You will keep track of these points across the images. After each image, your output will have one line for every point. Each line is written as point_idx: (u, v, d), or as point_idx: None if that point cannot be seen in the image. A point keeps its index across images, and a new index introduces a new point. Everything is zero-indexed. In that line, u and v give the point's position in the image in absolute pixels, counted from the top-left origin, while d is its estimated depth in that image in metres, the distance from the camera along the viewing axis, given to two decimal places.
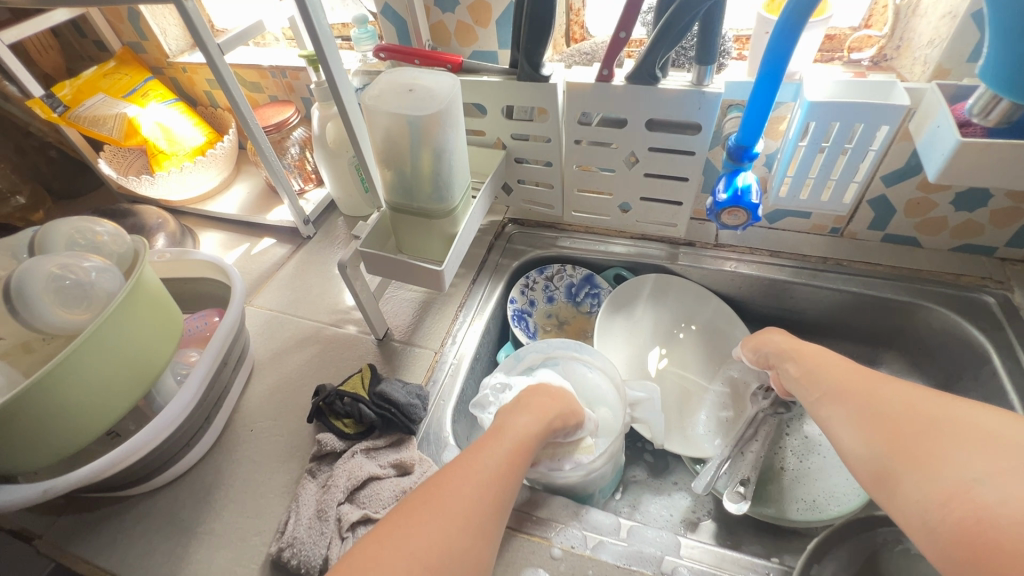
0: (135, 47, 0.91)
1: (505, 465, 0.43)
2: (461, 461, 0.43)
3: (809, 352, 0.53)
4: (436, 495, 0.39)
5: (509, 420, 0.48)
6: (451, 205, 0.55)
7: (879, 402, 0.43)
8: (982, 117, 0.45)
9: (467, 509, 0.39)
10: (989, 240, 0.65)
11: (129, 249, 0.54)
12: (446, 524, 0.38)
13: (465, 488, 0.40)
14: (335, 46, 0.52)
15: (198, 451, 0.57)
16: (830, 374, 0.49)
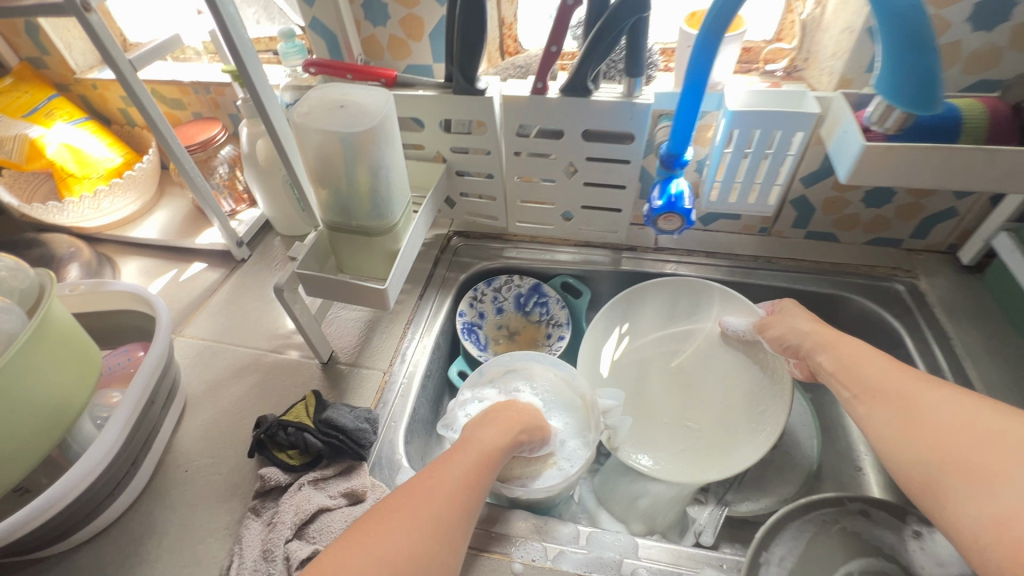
0: (36, 63, 0.84)
1: (470, 477, 0.43)
2: (425, 473, 0.42)
3: (842, 343, 0.50)
4: (398, 508, 0.39)
5: (477, 431, 0.47)
6: (392, 222, 0.54)
7: (922, 407, 0.40)
8: (880, 124, 0.49)
9: (428, 523, 0.38)
10: (897, 232, 0.71)
11: (32, 284, 0.49)
12: (405, 536, 0.37)
13: (427, 501, 0.40)
14: (260, 63, 0.50)
15: (124, 499, 0.52)
16: (861, 369, 0.46)
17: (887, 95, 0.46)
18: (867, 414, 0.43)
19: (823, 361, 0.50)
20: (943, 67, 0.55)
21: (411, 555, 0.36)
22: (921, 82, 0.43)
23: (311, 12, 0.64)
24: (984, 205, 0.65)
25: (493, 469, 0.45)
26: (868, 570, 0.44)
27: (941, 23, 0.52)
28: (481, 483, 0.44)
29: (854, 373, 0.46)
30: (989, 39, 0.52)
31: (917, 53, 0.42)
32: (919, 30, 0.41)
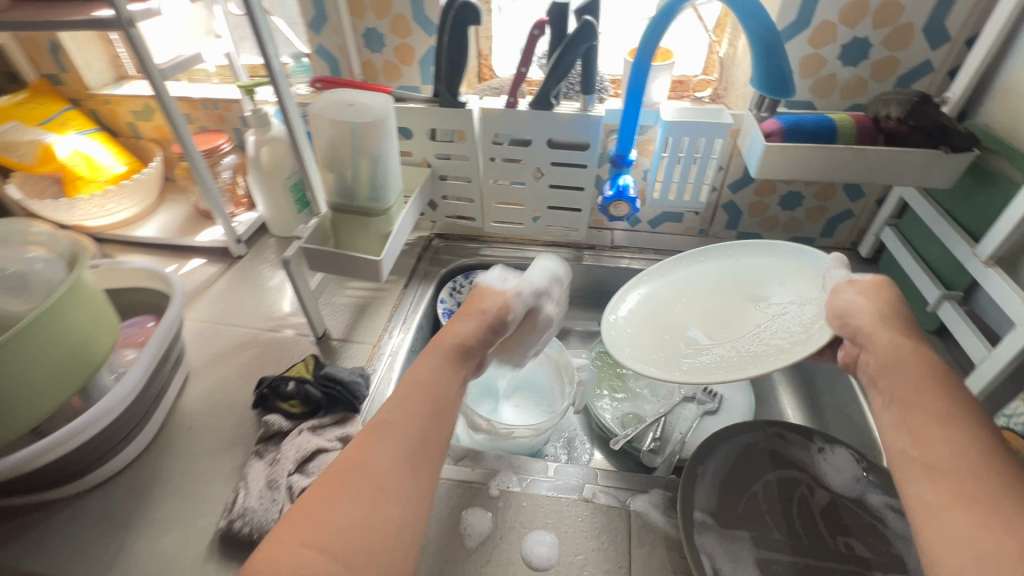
0: (52, 80, 0.92)
1: (427, 403, 0.42)
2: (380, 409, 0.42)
3: (920, 370, 0.41)
4: (360, 449, 0.38)
5: (422, 359, 0.46)
6: (386, 205, 0.63)
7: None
8: (760, 108, 0.65)
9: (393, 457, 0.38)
10: (809, 232, 0.85)
11: (67, 250, 0.55)
12: (373, 470, 0.37)
13: (386, 436, 0.39)
14: (287, 77, 0.61)
15: (134, 448, 0.57)
16: (942, 408, 0.38)
17: (763, 89, 0.58)
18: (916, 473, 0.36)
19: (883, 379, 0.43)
20: (826, 94, 0.70)
21: (380, 487, 0.36)
22: (779, 77, 0.54)
23: (318, 39, 0.75)
24: (872, 207, 0.80)
25: (454, 394, 0.45)
26: (784, 479, 0.52)
27: (819, 60, 0.68)
28: (445, 404, 0.43)
29: (926, 400, 0.39)
30: (855, 73, 0.68)
31: (768, 57, 0.54)
32: (770, 40, 0.53)
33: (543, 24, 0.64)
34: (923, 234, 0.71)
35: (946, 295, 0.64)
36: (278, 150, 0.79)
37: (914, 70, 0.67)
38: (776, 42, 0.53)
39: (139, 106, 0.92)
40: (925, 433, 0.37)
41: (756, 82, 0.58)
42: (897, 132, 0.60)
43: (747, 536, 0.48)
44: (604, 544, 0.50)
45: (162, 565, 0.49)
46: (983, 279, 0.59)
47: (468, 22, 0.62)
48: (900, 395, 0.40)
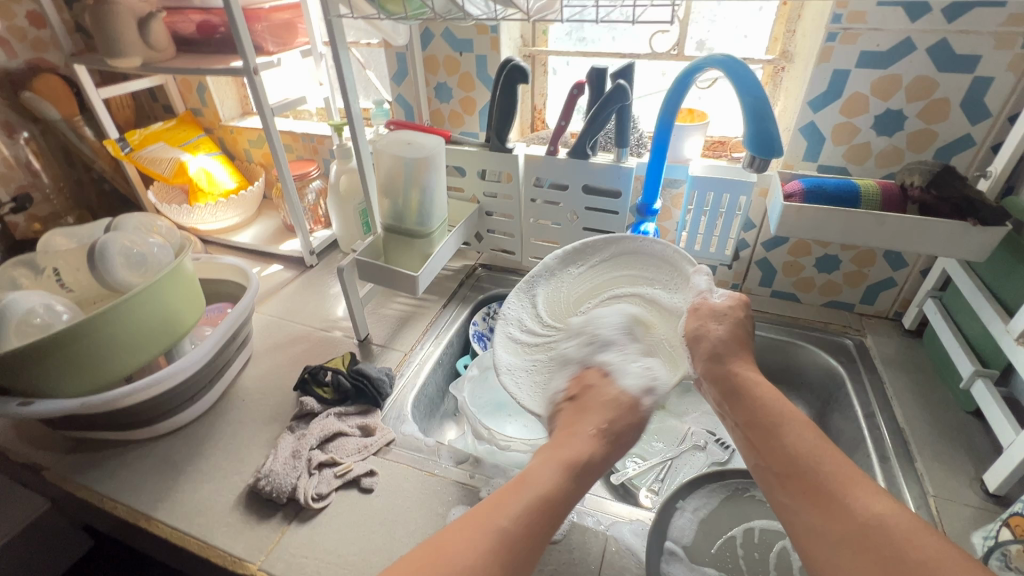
0: (196, 112, 1.14)
1: (530, 516, 0.41)
2: (480, 506, 0.42)
3: (759, 390, 0.51)
4: (449, 543, 0.38)
5: (532, 471, 0.45)
6: (429, 230, 0.73)
7: (847, 484, 0.42)
8: (749, 168, 0.59)
9: (479, 560, 0.37)
10: (848, 297, 0.83)
11: (177, 243, 0.70)
12: (453, 573, 0.36)
13: (479, 541, 0.38)
14: (361, 120, 0.70)
15: (196, 408, 0.68)
16: (791, 423, 0.48)
17: (752, 149, 0.57)
18: (790, 496, 0.44)
19: (732, 410, 0.52)
20: (861, 160, 0.71)
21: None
22: (765, 139, 0.56)
23: (399, 90, 0.89)
24: (917, 277, 0.77)
25: (558, 517, 0.43)
26: (766, 528, 0.54)
27: (852, 128, 0.70)
28: (546, 524, 0.42)
29: (763, 419, 0.49)
30: (891, 142, 0.69)
31: (756, 120, 0.56)
32: (759, 105, 0.55)
33: (583, 86, 0.72)
34: (964, 308, 0.68)
35: (980, 372, 0.62)
36: (354, 179, 0.92)
37: (954, 143, 0.66)
38: (765, 106, 0.55)
39: (255, 136, 1.11)
40: (777, 451, 0.46)
41: (743, 139, 0.58)
42: (923, 202, 0.61)
43: (715, 574, 0.51)
44: (575, 559, 0.51)
45: (198, 506, 0.58)
46: (1013, 356, 0.56)
47: (517, 81, 0.71)
48: (748, 419, 0.50)
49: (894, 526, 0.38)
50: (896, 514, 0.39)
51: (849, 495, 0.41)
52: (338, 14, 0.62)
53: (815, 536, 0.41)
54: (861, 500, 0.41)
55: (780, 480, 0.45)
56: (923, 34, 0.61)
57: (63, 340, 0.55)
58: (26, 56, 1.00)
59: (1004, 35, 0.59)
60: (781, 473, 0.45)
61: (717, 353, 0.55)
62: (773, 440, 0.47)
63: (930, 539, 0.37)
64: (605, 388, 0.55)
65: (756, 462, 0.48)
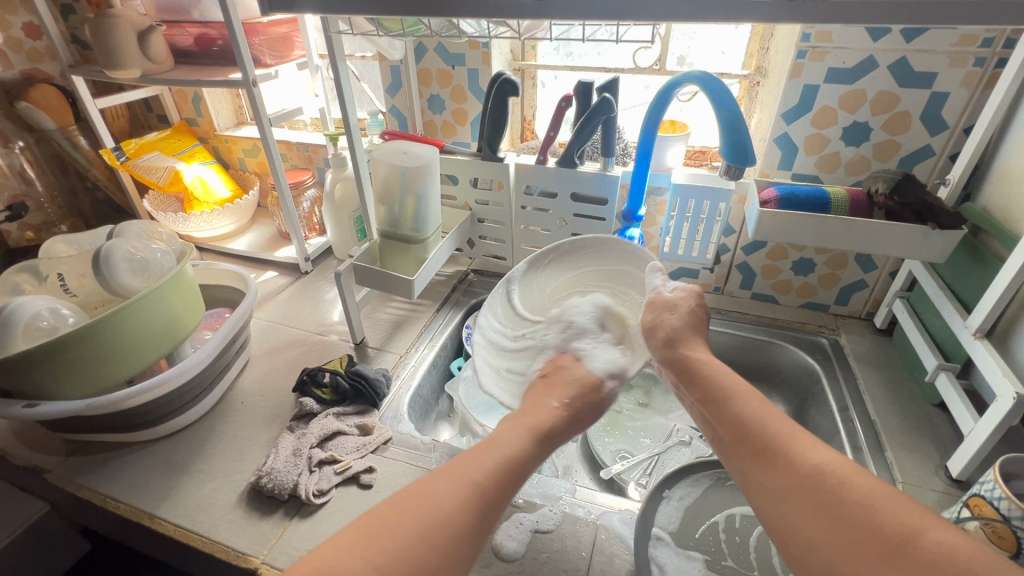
0: (190, 122, 1.16)
1: (540, 444, 0.49)
2: (499, 432, 0.48)
3: (705, 367, 0.53)
4: (481, 461, 0.44)
5: (535, 410, 0.52)
6: (424, 236, 0.76)
7: (788, 439, 0.44)
8: (725, 176, 0.63)
9: (505, 475, 0.44)
10: (823, 298, 0.87)
11: (178, 250, 0.72)
12: (491, 482, 0.43)
13: (501, 458, 0.45)
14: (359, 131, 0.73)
15: (198, 409, 0.70)
16: (736, 391, 0.50)
17: (729, 159, 0.61)
18: (747, 465, 0.45)
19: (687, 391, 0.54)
20: (831, 169, 0.76)
21: (492, 497, 0.42)
22: (740, 148, 0.60)
23: (393, 101, 0.92)
24: (886, 279, 0.82)
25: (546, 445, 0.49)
26: (746, 513, 0.58)
27: (823, 139, 0.74)
28: (546, 451, 0.49)
29: (714, 393, 0.51)
30: (858, 153, 0.73)
31: (731, 131, 0.60)
32: (732, 117, 0.59)
33: (571, 98, 0.76)
34: (928, 306, 0.72)
35: (943, 366, 0.66)
36: (349, 188, 0.95)
37: (916, 153, 0.71)
38: (738, 119, 0.59)
39: (249, 145, 1.13)
40: (728, 419, 0.48)
41: (718, 148, 0.62)
42: (888, 207, 0.66)
43: (699, 557, 0.53)
44: (567, 547, 0.54)
45: (200, 504, 0.60)
46: (971, 350, 0.60)
47: (508, 93, 0.75)
48: (702, 395, 0.52)
49: (832, 473, 0.41)
50: (834, 462, 0.42)
51: (796, 448, 0.43)
52: (338, 30, 0.65)
53: (766, 491, 0.43)
54: (803, 454, 0.43)
55: (738, 448, 0.46)
56: (884, 53, 0.66)
57: (68, 343, 0.57)
58: (22, 67, 1.01)
59: (957, 54, 0.64)
60: (737, 443, 0.47)
61: (671, 338, 0.57)
62: (723, 416, 0.49)
63: (866, 480, 0.40)
64: (575, 368, 0.58)
65: (717, 436, 0.49)
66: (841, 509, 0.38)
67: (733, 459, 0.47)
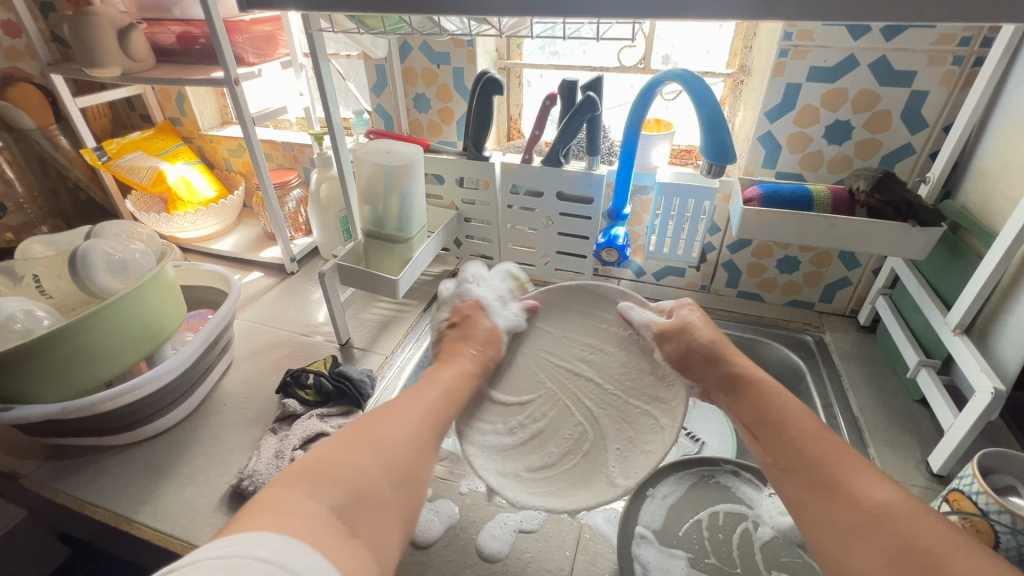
0: (174, 122, 1.15)
1: (452, 397, 0.54)
2: (413, 389, 0.53)
3: (761, 391, 0.53)
4: (398, 410, 0.49)
5: (444, 369, 0.58)
6: (409, 235, 0.75)
7: (847, 473, 0.44)
8: (707, 174, 0.63)
9: (423, 419, 0.50)
10: (808, 296, 0.88)
11: (158, 250, 0.71)
12: (408, 424, 0.48)
13: (416, 405, 0.50)
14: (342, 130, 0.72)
15: (179, 412, 0.69)
16: (795, 420, 0.49)
17: (711, 157, 0.61)
18: (801, 492, 0.45)
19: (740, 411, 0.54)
20: (814, 167, 0.76)
21: (413, 435, 0.47)
22: (721, 146, 0.60)
23: (378, 100, 0.92)
24: (870, 276, 0.82)
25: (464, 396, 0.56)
26: (730, 510, 0.58)
27: (806, 138, 0.75)
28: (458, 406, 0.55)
29: (767, 419, 0.51)
30: (841, 151, 0.74)
31: (712, 130, 0.60)
32: (713, 115, 0.59)
33: (555, 97, 0.76)
34: (910, 303, 0.73)
35: (924, 362, 0.66)
36: (334, 187, 0.94)
37: (897, 151, 0.72)
38: (719, 117, 0.59)
39: (234, 145, 1.12)
40: (782, 444, 0.48)
41: (700, 146, 0.62)
42: (869, 205, 0.66)
43: (683, 555, 0.54)
44: (550, 547, 0.54)
45: (180, 508, 0.59)
46: (951, 346, 0.61)
47: (492, 92, 0.74)
48: (753, 420, 0.52)
49: (896, 512, 0.40)
50: (898, 500, 0.41)
51: (852, 481, 0.43)
52: (319, 28, 0.64)
53: (819, 519, 0.43)
54: (864, 490, 0.42)
55: (793, 474, 0.46)
56: (864, 52, 0.67)
57: (45, 345, 0.56)
58: (1, 65, 1.00)
59: (936, 53, 0.64)
60: (790, 469, 0.47)
61: (713, 356, 0.57)
62: (778, 440, 0.49)
63: (934, 525, 0.38)
64: (481, 320, 0.64)
65: (768, 460, 0.49)
66: (904, 550, 0.37)
67: (786, 485, 0.46)
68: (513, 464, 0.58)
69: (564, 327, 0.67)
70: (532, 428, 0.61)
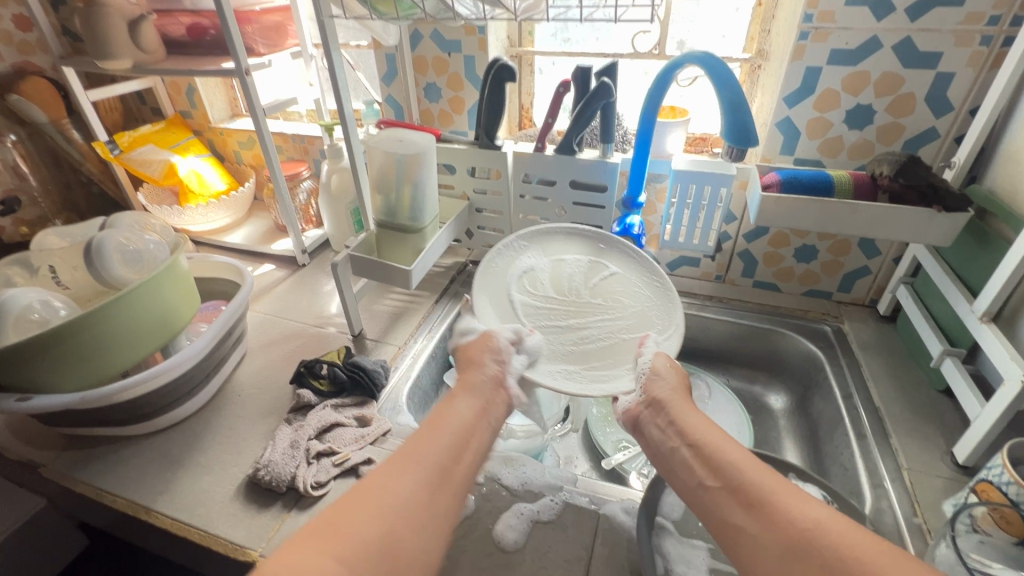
0: (185, 115, 1.15)
1: (457, 444, 0.46)
2: (417, 435, 0.46)
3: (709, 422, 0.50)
4: (394, 476, 0.41)
5: (452, 407, 0.50)
6: (422, 225, 0.75)
7: (779, 492, 0.40)
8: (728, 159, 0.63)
9: (422, 486, 0.42)
10: (826, 286, 0.86)
11: (171, 242, 0.71)
12: (402, 498, 0.40)
13: (415, 472, 0.42)
14: (354, 119, 0.72)
15: (194, 402, 0.69)
16: (719, 444, 0.46)
17: (732, 141, 0.60)
18: (742, 517, 0.40)
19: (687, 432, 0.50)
20: (834, 153, 0.75)
21: (409, 515, 0.39)
22: (741, 129, 0.59)
23: (389, 90, 0.91)
24: (890, 265, 0.81)
25: (478, 434, 0.49)
26: None
27: (826, 123, 0.73)
28: (470, 454, 0.47)
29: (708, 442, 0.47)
30: (862, 136, 0.72)
31: (733, 112, 0.59)
32: (734, 97, 0.58)
33: (569, 83, 0.74)
34: (933, 291, 0.71)
35: (948, 351, 0.65)
36: (345, 178, 0.93)
37: (921, 135, 0.70)
38: (740, 100, 0.58)
39: (244, 137, 1.12)
40: (718, 465, 0.44)
41: (721, 129, 0.61)
42: (892, 190, 0.65)
43: (703, 546, 0.53)
44: (569, 537, 0.53)
45: (198, 498, 0.59)
46: (978, 334, 0.59)
47: (504, 79, 0.73)
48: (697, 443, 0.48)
49: (829, 532, 0.36)
50: (829, 519, 0.37)
51: (784, 501, 0.39)
52: (331, 14, 0.63)
53: (745, 548, 0.39)
54: (796, 510, 0.38)
55: (720, 496, 0.42)
56: (888, 33, 0.65)
57: (61, 335, 0.56)
58: (13, 59, 0.99)
59: (963, 33, 0.62)
60: (718, 489, 0.43)
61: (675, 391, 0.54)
62: (714, 463, 0.45)
63: (868, 546, 0.35)
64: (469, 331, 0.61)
65: (693, 481, 0.45)
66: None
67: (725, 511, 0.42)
68: (582, 246, 0.77)
69: (619, 331, 0.68)
70: (576, 279, 0.74)
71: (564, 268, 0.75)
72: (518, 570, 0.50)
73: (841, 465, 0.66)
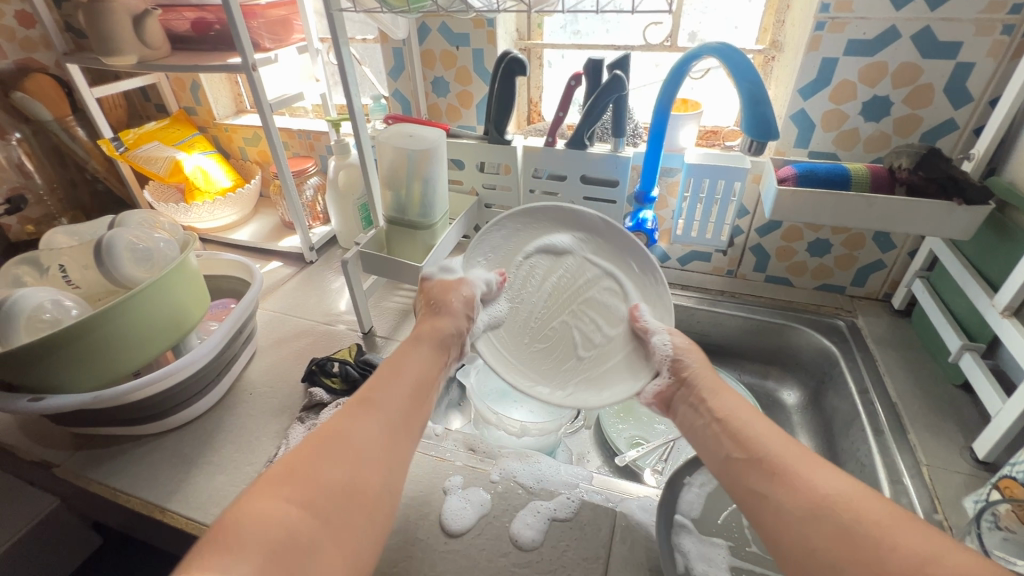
0: (189, 111, 1.14)
1: (408, 394, 0.52)
2: (366, 388, 0.51)
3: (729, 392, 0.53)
4: (348, 425, 0.46)
5: (408, 360, 0.55)
6: (432, 221, 0.74)
7: (798, 464, 0.43)
8: (747, 152, 0.61)
9: (377, 432, 0.47)
10: (839, 280, 0.85)
11: (180, 240, 0.71)
12: (359, 443, 0.45)
13: (369, 420, 0.47)
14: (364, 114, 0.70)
15: (206, 401, 0.69)
16: (743, 416, 0.50)
17: (752, 134, 0.59)
18: (763, 483, 0.43)
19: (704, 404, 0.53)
20: (849, 146, 0.74)
21: (365, 458, 0.45)
22: (762, 121, 0.58)
23: (396, 85, 0.90)
24: (905, 259, 0.80)
25: (433, 386, 0.55)
26: None
27: (841, 115, 0.72)
28: (421, 403, 0.53)
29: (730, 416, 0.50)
30: (878, 128, 0.71)
31: (754, 104, 0.58)
32: (755, 89, 0.57)
33: (580, 76, 0.73)
34: (950, 285, 0.71)
35: (967, 346, 0.64)
36: (353, 174, 0.92)
37: (939, 127, 0.69)
38: (762, 92, 0.57)
39: (250, 134, 1.11)
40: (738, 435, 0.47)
41: (741, 122, 0.60)
42: (911, 183, 0.63)
43: (723, 544, 0.52)
44: (587, 535, 0.53)
45: (212, 497, 0.59)
46: (999, 328, 0.58)
47: (515, 72, 0.72)
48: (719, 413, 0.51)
49: (851, 500, 0.39)
50: (846, 488, 0.40)
51: (807, 472, 0.42)
52: (340, 8, 0.62)
53: (774, 517, 0.41)
54: (817, 478, 0.41)
55: (745, 466, 0.45)
56: (907, 23, 0.64)
57: (74, 334, 0.55)
58: (15, 56, 0.98)
59: (985, 22, 0.61)
60: (741, 459, 0.45)
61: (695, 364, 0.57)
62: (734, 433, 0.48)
63: (879, 507, 0.38)
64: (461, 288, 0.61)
65: (721, 453, 0.48)
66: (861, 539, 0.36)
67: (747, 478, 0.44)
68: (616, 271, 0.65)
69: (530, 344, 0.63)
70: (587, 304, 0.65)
71: (602, 306, 0.64)
72: (536, 569, 0.50)
73: (858, 461, 0.66)
